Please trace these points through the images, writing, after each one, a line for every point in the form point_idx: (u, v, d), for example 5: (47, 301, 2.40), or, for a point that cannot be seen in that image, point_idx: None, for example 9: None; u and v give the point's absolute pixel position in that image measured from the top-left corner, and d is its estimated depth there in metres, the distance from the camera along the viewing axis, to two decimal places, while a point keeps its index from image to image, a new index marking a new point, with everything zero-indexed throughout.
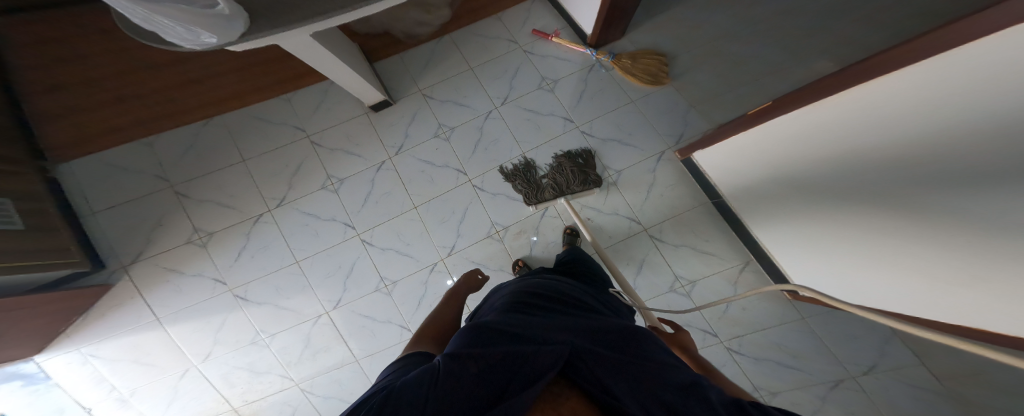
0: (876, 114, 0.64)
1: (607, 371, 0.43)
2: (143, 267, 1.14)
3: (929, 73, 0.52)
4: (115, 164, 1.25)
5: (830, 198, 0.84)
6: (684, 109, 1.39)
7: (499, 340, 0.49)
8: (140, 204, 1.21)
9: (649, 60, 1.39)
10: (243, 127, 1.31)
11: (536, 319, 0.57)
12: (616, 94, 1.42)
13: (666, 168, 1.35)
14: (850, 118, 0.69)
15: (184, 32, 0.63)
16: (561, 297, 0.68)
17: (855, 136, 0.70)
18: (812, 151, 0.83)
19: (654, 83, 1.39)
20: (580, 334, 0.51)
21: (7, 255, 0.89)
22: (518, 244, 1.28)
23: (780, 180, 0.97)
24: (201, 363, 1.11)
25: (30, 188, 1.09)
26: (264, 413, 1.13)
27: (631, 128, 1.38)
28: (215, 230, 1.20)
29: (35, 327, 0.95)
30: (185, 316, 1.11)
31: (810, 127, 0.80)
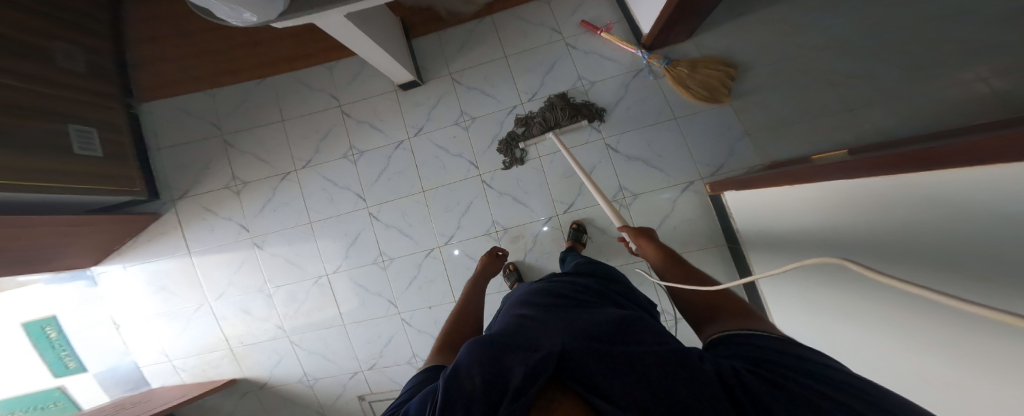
0: (885, 210, 0.51)
1: (617, 365, 0.34)
2: (185, 204, 1.28)
3: (938, 191, 0.40)
4: (180, 108, 1.41)
5: (820, 270, 0.71)
6: (739, 133, 1.22)
7: (492, 346, 0.41)
8: (192, 147, 1.36)
9: (711, 71, 1.21)
10: (286, 89, 1.39)
11: (536, 320, 0.48)
12: (658, 107, 1.27)
13: (690, 199, 1.21)
14: (863, 201, 0.55)
15: (229, 11, 0.71)
16: (567, 295, 0.59)
17: (860, 214, 0.57)
18: (825, 221, 0.68)
19: (708, 100, 1.22)
20: (579, 326, 0.43)
21: (72, 178, 1.09)
22: (516, 247, 1.24)
23: (786, 241, 0.83)
24: (214, 301, 1.23)
25: (112, 122, 1.29)
26: (255, 357, 1.24)
27: (662, 147, 1.24)
28: (248, 181, 1.30)
29: (95, 241, 1.15)
30: (210, 252, 1.25)
31: (829, 196, 0.65)
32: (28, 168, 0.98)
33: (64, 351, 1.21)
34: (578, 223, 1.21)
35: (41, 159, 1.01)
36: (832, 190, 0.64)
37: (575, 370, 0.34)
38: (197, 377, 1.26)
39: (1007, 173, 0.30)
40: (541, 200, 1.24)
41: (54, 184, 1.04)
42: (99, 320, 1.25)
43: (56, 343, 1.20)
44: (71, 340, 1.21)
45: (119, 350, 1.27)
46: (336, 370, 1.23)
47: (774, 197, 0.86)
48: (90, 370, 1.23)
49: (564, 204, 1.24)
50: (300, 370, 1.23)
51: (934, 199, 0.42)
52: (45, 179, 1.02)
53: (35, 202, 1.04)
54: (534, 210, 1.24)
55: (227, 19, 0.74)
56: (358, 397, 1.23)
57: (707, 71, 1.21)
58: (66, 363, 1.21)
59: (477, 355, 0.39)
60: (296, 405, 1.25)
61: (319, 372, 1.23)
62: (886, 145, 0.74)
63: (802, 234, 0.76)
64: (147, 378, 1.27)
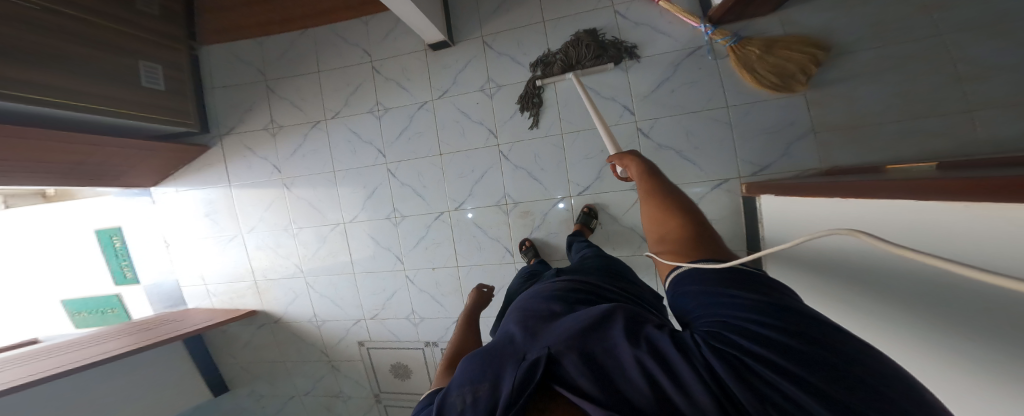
0: (952, 244, 0.41)
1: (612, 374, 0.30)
2: (230, 140, 1.40)
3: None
4: (233, 51, 1.50)
5: (852, 296, 0.62)
6: (804, 131, 1.04)
7: (481, 353, 0.37)
8: (240, 89, 1.45)
9: (794, 54, 1.01)
10: (324, 41, 1.42)
11: (528, 313, 0.45)
12: (710, 92, 1.11)
13: (719, 198, 1.11)
14: (931, 227, 0.45)
15: None
16: (564, 284, 0.55)
17: (919, 238, 0.47)
18: (873, 242, 0.56)
19: (775, 88, 1.04)
20: (568, 319, 0.39)
21: (136, 106, 1.23)
22: (523, 223, 1.21)
23: (812, 262, 0.73)
24: (246, 233, 1.37)
25: (175, 59, 1.41)
26: (275, 291, 1.37)
27: (701, 139, 1.12)
28: (284, 125, 1.38)
29: (156, 164, 1.31)
30: (247, 188, 1.37)
31: (881, 219, 0.55)
32: (100, 94, 1.12)
33: (123, 262, 1.44)
34: (590, 207, 1.16)
35: (112, 88, 1.15)
36: (890, 210, 0.53)
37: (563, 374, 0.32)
38: (224, 303, 1.42)
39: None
40: (556, 179, 1.18)
41: (126, 112, 1.19)
42: (153, 236, 1.43)
43: (118, 251, 1.43)
44: (129, 251, 1.43)
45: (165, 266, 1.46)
46: (341, 315, 1.33)
47: (813, 208, 0.74)
48: (140, 282, 1.46)
49: (579, 186, 1.17)
50: (311, 310, 1.35)
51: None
52: (119, 107, 1.18)
53: (108, 124, 1.20)
54: (548, 189, 1.19)
55: None
56: (358, 342, 1.33)
57: (786, 53, 1.02)
58: (124, 273, 1.44)
59: (467, 372, 0.36)
60: (303, 340, 1.38)
61: (326, 314, 1.34)
62: (987, 163, 0.57)
63: (831, 252, 0.65)
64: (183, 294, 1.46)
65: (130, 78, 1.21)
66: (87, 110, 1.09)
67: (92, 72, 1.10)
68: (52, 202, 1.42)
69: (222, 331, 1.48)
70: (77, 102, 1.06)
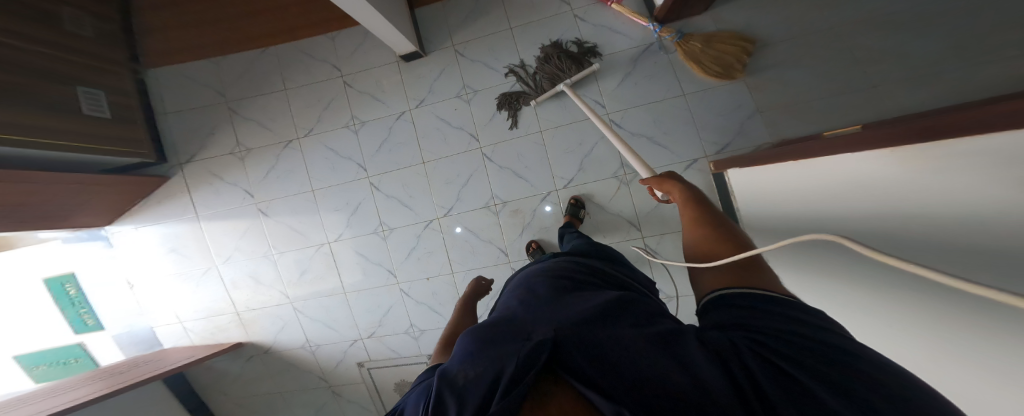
0: (865, 184, 0.52)
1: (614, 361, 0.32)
2: (194, 168, 1.31)
3: (922, 163, 0.40)
4: (186, 75, 1.42)
5: (803, 245, 0.72)
6: (751, 111, 1.19)
7: (487, 334, 0.41)
8: (198, 114, 1.37)
9: (728, 47, 1.15)
10: (289, 59, 1.39)
11: (531, 300, 0.48)
12: (668, 83, 1.23)
13: (693, 177, 1.22)
14: (854, 175, 0.55)
15: None
16: (566, 271, 0.58)
17: (851, 181, 0.56)
18: (817, 199, 0.66)
19: (721, 75, 1.17)
20: (571, 309, 0.41)
21: (81, 138, 1.13)
22: (515, 221, 1.25)
23: (777, 224, 0.84)
24: (222, 264, 1.27)
25: (121, 87, 1.32)
26: (260, 322, 1.29)
27: (668, 125, 1.23)
28: (252, 148, 1.32)
29: (108, 201, 1.20)
30: (218, 217, 1.28)
31: (822, 179, 0.64)
32: (37, 125, 1.02)
33: (82, 309, 1.27)
34: (577, 199, 1.22)
35: (52, 118, 1.05)
36: (823, 170, 0.64)
37: (566, 359, 0.33)
38: (206, 340, 1.31)
39: (990, 142, 0.30)
40: (541, 174, 1.24)
41: (55, 144, 1.06)
42: (115, 278, 1.30)
43: (74, 300, 1.26)
44: (88, 298, 1.27)
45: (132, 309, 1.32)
46: (338, 338, 1.27)
47: (773, 174, 0.85)
48: (106, 328, 1.29)
49: (564, 179, 1.23)
50: (303, 336, 1.28)
51: (921, 167, 0.41)
52: (50, 138, 1.05)
53: (46, 159, 1.09)
54: (535, 185, 1.24)
55: None
56: (358, 364, 1.28)
57: (722, 46, 1.16)
58: (84, 320, 1.28)
59: (472, 348, 0.39)
60: (297, 372, 1.31)
61: (321, 339, 1.27)
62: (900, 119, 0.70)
63: (797, 211, 0.75)
64: (157, 337, 1.32)
65: (71, 106, 1.11)
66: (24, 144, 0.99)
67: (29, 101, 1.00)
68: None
69: (207, 369, 1.35)
70: (9, 136, 0.96)
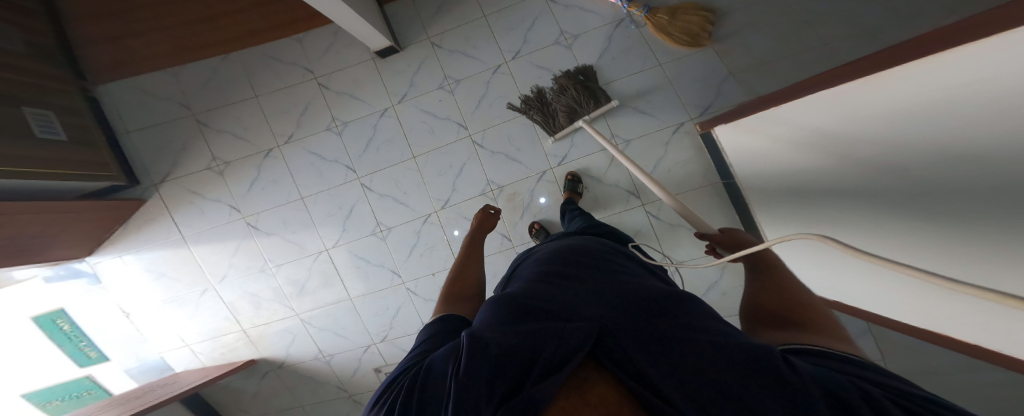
0: (861, 124, 0.58)
1: (647, 347, 0.36)
2: (170, 188, 1.26)
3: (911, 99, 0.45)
4: (143, 89, 1.34)
5: (816, 194, 0.79)
6: (725, 74, 1.25)
7: (524, 313, 0.45)
8: (164, 129, 1.30)
9: (692, 17, 1.22)
10: (257, 65, 1.36)
11: (564, 290, 0.52)
12: (643, 56, 1.29)
13: (683, 140, 1.29)
14: (845, 122, 0.62)
15: None
16: (592, 264, 0.62)
17: (833, 130, 0.65)
18: (806, 152, 0.74)
19: (691, 44, 1.24)
20: (608, 303, 0.45)
21: (40, 162, 1.05)
22: (513, 205, 1.31)
23: (783, 179, 0.91)
24: (218, 284, 1.23)
25: (73, 107, 1.23)
26: (269, 337, 1.26)
27: (651, 94, 1.29)
28: (231, 160, 1.28)
29: (83, 231, 1.15)
30: (205, 237, 1.24)
31: (809, 135, 0.72)
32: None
33: (83, 342, 1.21)
34: (573, 175, 1.28)
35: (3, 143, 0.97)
36: (812, 121, 0.71)
37: (609, 349, 0.36)
38: (217, 360, 1.28)
39: (965, 85, 0.34)
40: (532, 155, 1.30)
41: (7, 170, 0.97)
42: (105, 310, 1.22)
43: (72, 334, 1.20)
44: (84, 331, 1.21)
45: (134, 338, 1.25)
46: (351, 345, 1.28)
47: (763, 137, 0.92)
48: (111, 358, 1.24)
49: (558, 157, 1.30)
50: (315, 347, 1.27)
51: (915, 105, 0.46)
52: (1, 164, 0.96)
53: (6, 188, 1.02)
54: (529, 167, 1.31)
55: None
56: (374, 369, 1.29)
57: (688, 16, 1.23)
58: (87, 352, 1.22)
59: (508, 323, 0.43)
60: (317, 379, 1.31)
61: (332, 347, 1.28)
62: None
63: (795, 168, 0.82)
64: (167, 363, 1.27)
65: (22, 130, 1.03)
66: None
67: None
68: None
69: (226, 387, 1.34)
70: None
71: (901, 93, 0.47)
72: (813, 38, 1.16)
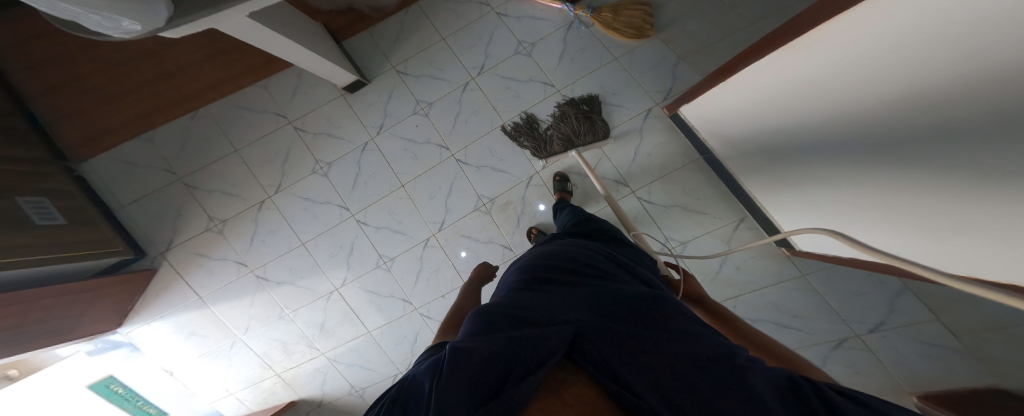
0: (889, 116, 0.55)
1: (619, 351, 0.40)
2: (177, 254, 1.34)
3: (955, 100, 0.42)
4: (125, 160, 1.36)
5: (835, 168, 0.77)
6: (674, 61, 1.32)
7: (504, 324, 0.48)
8: (157, 197, 1.35)
9: (632, 11, 1.31)
10: (228, 118, 1.36)
11: (541, 297, 0.55)
12: (599, 53, 1.34)
13: (655, 125, 1.32)
14: (868, 110, 0.59)
15: (103, 21, 0.67)
16: (566, 266, 0.66)
17: (847, 107, 0.63)
18: (827, 128, 0.71)
19: (638, 36, 1.31)
20: (585, 306, 0.49)
21: (49, 248, 1.08)
22: (506, 214, 1.32)
23: (791, 154, 0.88)
24: (244, 335, 1.34)
25: (64, 188, 1.25)
26: (302, 377, 1.36)
27: (615, 87, 1.33)
28: (227, 218, 1.33)
29: (108, 304, 1.23)
30: (221, 295, 1.33)
31: (823, 118, 0.71)
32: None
33: (139, 401, 1.36)
34: (560, 175, 1.30)
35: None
36: (814, 99, 0.70)
37: (586, 353, 0.41)
38: (262, 404, 1.39)
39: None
40: (516, 164, 1.33)
41: (9, 261, 0.98)
42: (151, 375, 1.35)
43: (127, 395, 1.35)
44: (138, 392, 1.35)
45: (183, 393, 1.38)
46: (378, 376, 1.34)
47: (765, 118, 0.90)
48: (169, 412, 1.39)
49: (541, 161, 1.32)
50: (346, 383, 1.35)
51: (949, 106, 0.44)
52: (3, 256, 0.97)
53: (23, 279, 1.04)
54: (516, 175, 1.32)
55: (105, 31, 0.71)
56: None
57: (628, 12, 1.31)
58: (146, 410, 1.38)
59: (488, 333, 0.46)
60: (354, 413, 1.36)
61: (364, 381, 1.34)
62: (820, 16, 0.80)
63: (810, 137, 0.78)
64: (221, 411, 1.41)
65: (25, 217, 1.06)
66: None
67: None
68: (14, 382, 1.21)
69: None
70: None
71: (939, 79, 0.43)
72: (739, 19, 1.28)
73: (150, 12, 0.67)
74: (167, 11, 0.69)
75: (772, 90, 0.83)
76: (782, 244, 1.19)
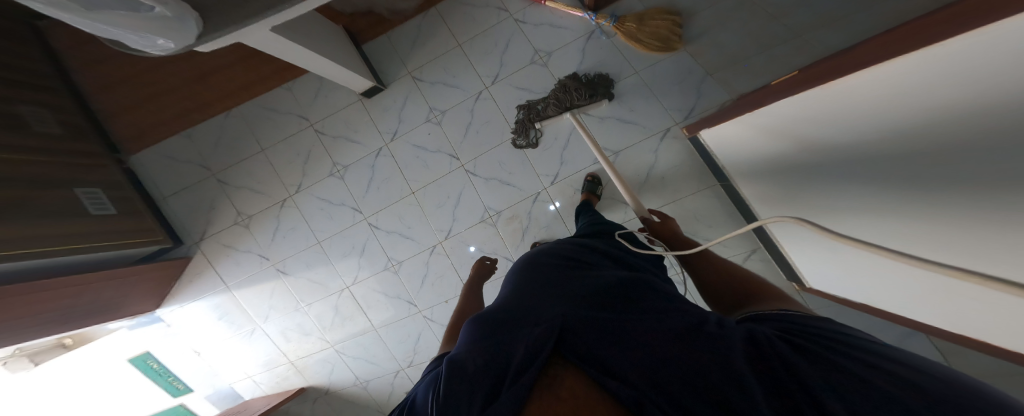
0: (913, 165, 0.52)
1: (603, 339, 0.42)
2: (208, 244, 1.45)
3: (985, 162, 0.39)
4: (167, 155, 1.49)
5: (846, 210, 0.73)
6: (702, 76, 1.29)
7: (496, 328, 0.51)
8: (193, 191, 1.47)
9: (659, 21, 1.27)
10: (257, 118, 1.45)
11: (532, 295, 0.58)
12: (619, 66, 1.33)
13: (671, 145, 1.29)
14: (888, 155, 0.56)
15: (137, 39, 0.78)
16: (557, 261, 0.68)
17: (867, 149, 0.60)
18: (847, 166, 0.67)
19: (664, 49, 1.27)
20: (572, 299, 0.53)
21: (96, 236, 1.20)
22: (512, 227, 1.34)
23: (805, 187, 0.84)
24: (263, 323, 1.44)
25: (115, 179, 1.38)
26: (312, 366, 1.45)
27: (632, 103, 1.32)
28: (252, 213, 1.43)
29: (148, 287, 1.36)
30: (245, 284, 1.44)
31: (840, 156, 0.68)
32: (28, 236, 1.02)
33: (171, 377, 1.48)
34: (593, 176, 1.29)
35: (52, 225, 1.08)
36: (833, 136, 0.67)
37: (573, 346, 0.43)
38: (275, 388, 1.49)
39: None
40: (525, 177, 1.33)
41: (57, 248, 1.09)
42: (183, 352, 1.48)
43: (161, 371, 1.47)
44: (170, 368, 1.48)
45: (208, 372, 1.51)
46: (381, 371, 1.41)
47: (781, 144, 0.86)
48: (194, 389, 1.51)
49: (549, 176, 1.33)
50: (352, 375, 1.42)
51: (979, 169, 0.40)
52: (51, 243, 1.08)
53: (72, 264, 1.16)
54: (523, 188, 1.33)
55: (143, 48, 0.81)
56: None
57: (653, 22, 1.27)
58: (176, 385, 1.49)
59: (481, 339, 0.50)
60: (358, 404, 1.45)
61: (368, 374, 1.42)
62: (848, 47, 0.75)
63: (826, 175, 0.74)
64: (239, 392, 1.52)
65: (80, 208, 1.18)
66: (30, 256, 1.03)
67: (22, 214, 1.01)
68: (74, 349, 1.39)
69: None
70: (30, 249, 1.02)
71: (963, 132, 0.40)
72: None
73: (182, 26, 0.73)
74: (196, 28, 0.74)
75: (792, 121, 0.79)
76: (792, 279, 1.14)
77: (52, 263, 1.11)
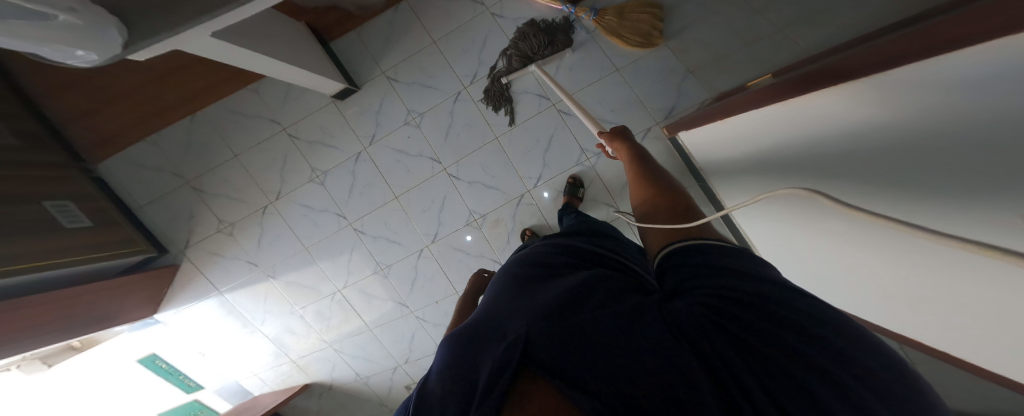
0: (863, 229, 0.54)
1: (586, 354, 0.31)
2: (195, 251, 1.46)
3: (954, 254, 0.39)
4: (136, 162, 1.44)
5: (810, 243, 0.76)
6: (683, 73, 1.23)
7: (464, 338, 0.40)
8: (169, 199, 1.44)
9: (640, 15, 1.19)
10: (225, 123, 1.38)
11: (507, 288, 0.48)
12: (598, 63, 1.26)
13: (653, 146, 1.28)
14: (840, 216, 0.57)
15: (57, 52, 0.66)
16: (545, 257, 0.57)
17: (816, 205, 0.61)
18: (799, 206, 0.68)
19: (645, 46, 1.21)
20: (549, 297, 0.40)
21: (72, 251, 1.19)
22: (497, 231, 1.36)
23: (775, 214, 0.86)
24: (260, 324, 1.51)
25: (86, 190, 1.34)
26: (314, 363, 1.55)
27: (614, 103, 1.27)
28: (235, 221, 1.43)
29: (141, 294, 1.40)
30: (238, 288, 1.48)
31: (794, 198, 0.69)
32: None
33: (181, 375, 1.60)
34: (574, 178, 1.29)
35: (21, 242, 1.05)
36: (784, 180, 0.68)
37: (548, 360, 0.32)
38: (282, 384, 1.61)
39: None
40: (507, 180, 1.33)
41: (34, 264, 1.08)
42: (189, 353, 1.57)
43: (170, 370, 1.58)
44: (178, 367, 1.59)
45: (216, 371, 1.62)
46: (379, 368, 1.52)
47: (748, 171, 0.87)
48: (206, 385, 1.64)
49: (533, 179, 1.32)
50: (352, 371, 1.54)
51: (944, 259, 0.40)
52: (23, 261, 1.06)
53: (53, 278, 1.16)
54: (507, 192, 1.33)
55: (69, 61, 0.70)
56: (405, 387, 1.54)
57: (634, 15, 1.19)
58: (187, 382, 1.61)
59: (451, 353, 0.39)
60: (360, 396, 1.58)
61: (367, 370, 1.53)
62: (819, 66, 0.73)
63: (790, 211, 0.76)
64: (248, 387, 1.65)
65: (52, 224, 1.15)
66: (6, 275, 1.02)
67: None
68: (84, 351, 1.44)
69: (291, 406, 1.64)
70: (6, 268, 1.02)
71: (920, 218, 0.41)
72: (770, 24, 1.13)
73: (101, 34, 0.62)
74: (121, 35, 0.64)
75: (757, 151, 0.79)
76: None
77: (31, 279, 1.10)
